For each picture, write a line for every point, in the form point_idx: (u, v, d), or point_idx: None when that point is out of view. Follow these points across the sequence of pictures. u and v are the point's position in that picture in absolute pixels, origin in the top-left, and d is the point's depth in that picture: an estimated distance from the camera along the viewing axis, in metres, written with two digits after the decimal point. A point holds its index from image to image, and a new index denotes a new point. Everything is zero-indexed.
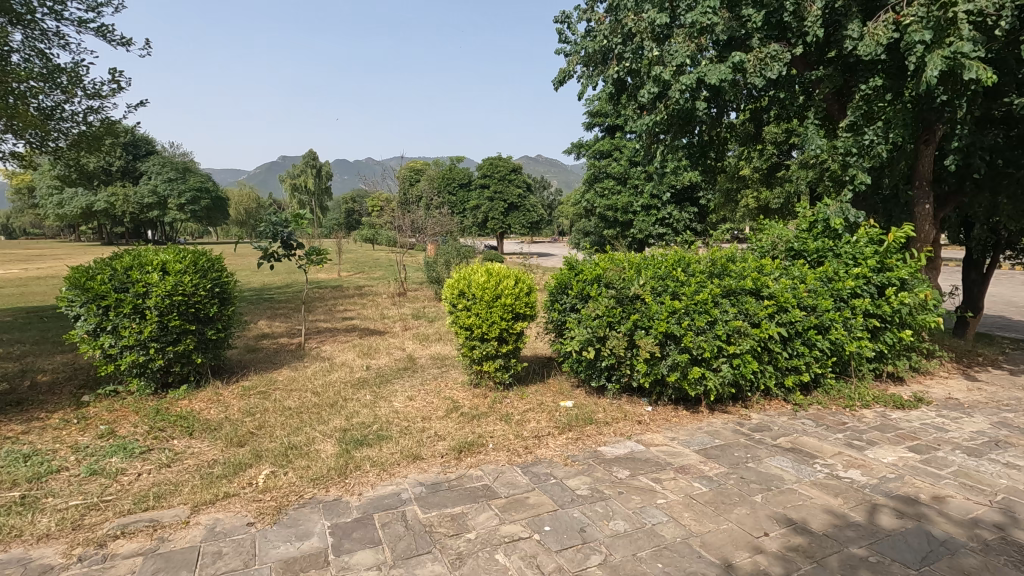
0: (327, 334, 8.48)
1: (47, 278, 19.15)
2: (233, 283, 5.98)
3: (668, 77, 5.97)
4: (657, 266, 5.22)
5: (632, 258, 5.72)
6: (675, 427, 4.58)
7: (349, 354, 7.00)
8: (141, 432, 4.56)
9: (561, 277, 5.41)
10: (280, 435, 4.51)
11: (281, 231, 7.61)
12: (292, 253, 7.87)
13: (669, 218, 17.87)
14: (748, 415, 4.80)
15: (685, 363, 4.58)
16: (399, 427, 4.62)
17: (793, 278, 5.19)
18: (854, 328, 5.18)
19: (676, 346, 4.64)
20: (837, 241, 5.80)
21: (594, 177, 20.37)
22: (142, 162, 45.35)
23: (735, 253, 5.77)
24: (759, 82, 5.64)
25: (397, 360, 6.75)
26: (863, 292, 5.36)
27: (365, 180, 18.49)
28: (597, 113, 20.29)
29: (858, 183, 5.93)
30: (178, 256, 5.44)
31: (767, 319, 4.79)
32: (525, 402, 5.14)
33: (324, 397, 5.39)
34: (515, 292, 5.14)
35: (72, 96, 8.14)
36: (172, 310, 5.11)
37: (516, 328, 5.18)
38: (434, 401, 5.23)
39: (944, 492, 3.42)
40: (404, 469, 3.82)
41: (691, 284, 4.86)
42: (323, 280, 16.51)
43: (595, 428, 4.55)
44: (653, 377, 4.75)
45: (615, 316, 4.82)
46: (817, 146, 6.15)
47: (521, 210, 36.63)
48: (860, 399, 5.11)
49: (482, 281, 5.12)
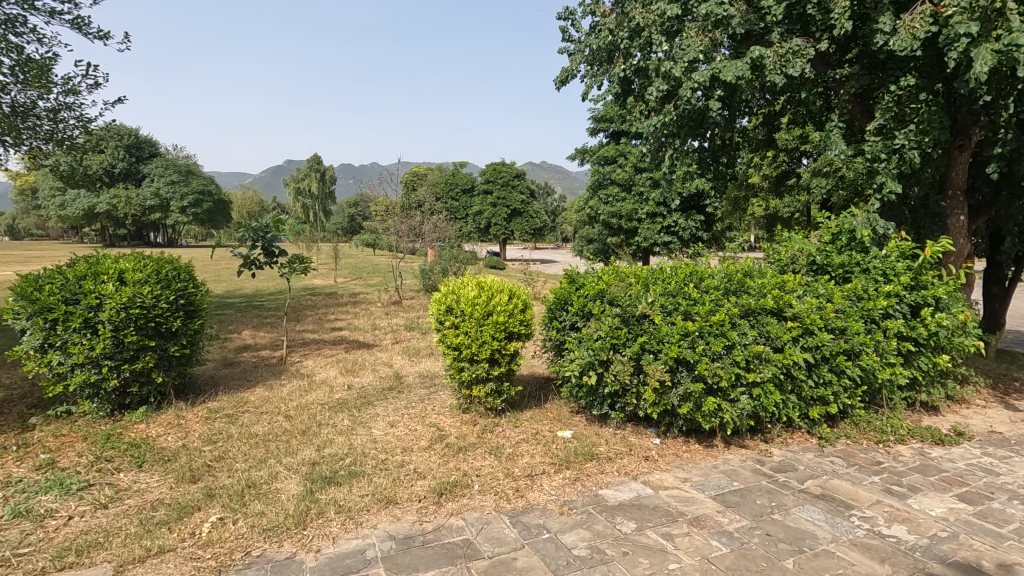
0: (313, 347, 7.97)
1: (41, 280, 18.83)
2: (203, 294, 5.49)
3: (679, 75, 5.46)
4: (666, 282, 4.73)
5: (638, 271, 5.23)
6: (687, 465, 4.04)
7: (331, 370, 6.50)
8: (85, 463, 4.05)
9: (561, 291, 4.92)
10: (240, 470, 3.99)
11: (263, 237, 7.13)
12: (275, 261, 7.38)
13: (675, 226, 17.22)
14: (769, 452, 4.26)
15: (699, 394, 4.04)
16: (375, 460, 4.10)
17: (818, 296, 4.67)
18: (887, 353, 4.64)
19: (689, 373, 4.10)
20: (864, 255, 5.27)
21: (597, 184, 19.89)
22: (144, 164, 45.14)
23: (751, 267, 5.27)
24: (780, 80, 5.12)
25: (383, 378, 6.23)
26: (896, 312, 4.83)
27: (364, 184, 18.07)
28: (602, 118, 19.86)
29: (887, 192, 5.42)
30: (139, 264, 4.96)
31: (791, 343, 4.27)
32: (519, 432, 4.61)
33: (297, 422, 4.88)
34: (508, 308, 4.63)
35: (46, 91, 7.70)
36: (129, 325, 4.62)
37: (509, 349, 4.66)
38: (417, 429, 4.71)
39: (1011, 559, 2.87)
40: (374, 517, 3.29)
41: (705, 302, 4.33)
42: (319, 287, 16.04)
43: (596, 465, 4.02)
44: (662, 408, 4.21)
45: (619, 338, 4.30)
46: (842, 151, 5.63)
47: (524, 216, 36.11)
48: (894, 433, 4.56)
49: (472, 296, 4.61)
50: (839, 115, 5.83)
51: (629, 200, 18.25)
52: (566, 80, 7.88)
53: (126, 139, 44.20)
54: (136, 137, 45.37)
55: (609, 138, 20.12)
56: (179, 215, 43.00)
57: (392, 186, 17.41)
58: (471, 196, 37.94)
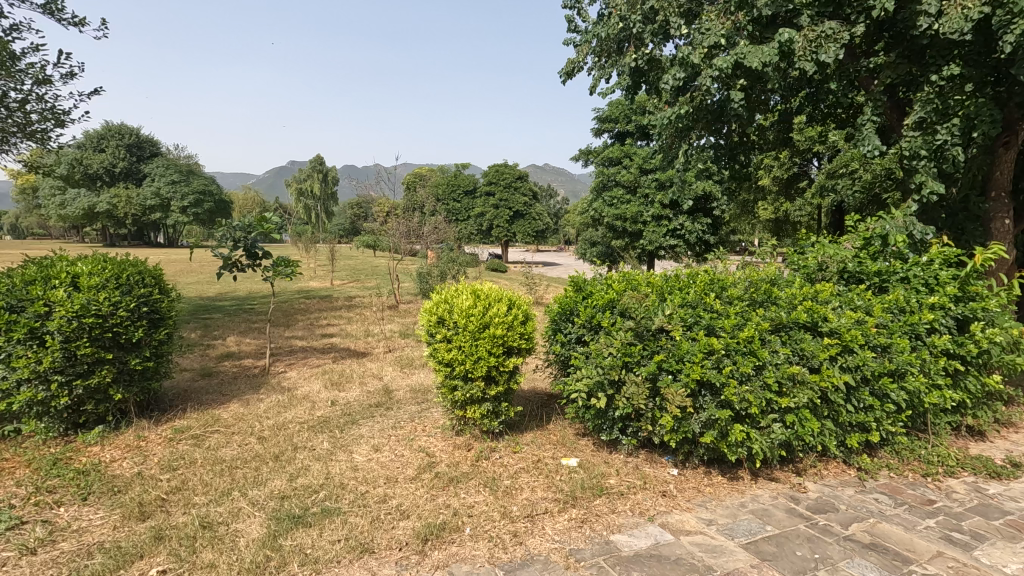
0: (299, 356, 7.47)
1: None
2: (171, 301, 4.99)
3: (698, 61, 4.95)
4: (684, 292, 4.23)
5: (651, 279, 4.74)
6: (711, 503, 3.52)
7: (316, 383, 5.97)
8: (21, 495, 3.54)
9: (566, 300, 4.44)
10: (198, 505, 3.47)
11: (246, 238, 6.64)
12: (258, 264, 6.87)
13: (680, 229, 16.83)
14: (803, 486, 3.74)
15: (725, 422, 3.52)
16: (353, 494, 3.59)
17: (856, 308, 4.16)
18: (934, 373, 4.11)
19: (713, 398, 3.58)
20: (901, 262, 4.75)
21: (601, 186, 19.29)
22: (144, 164, 44.76)
23: (777, 275, 4.77)
24: (811, 67, 4.61)
25: (371, 392, 5.70)
26: (941, 327, 4.31)
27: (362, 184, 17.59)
28: (606, 119, 19.37)
29: (926, 193, 4.90)
30: (98, 267, 4.47)
31: (829, 362, 3.75)
32: (518, 460, 4.10)
33: (271, 444, 4.37)
34: (507, 320, 4.12)
35: (16, 81, 7.21)
36: (81, 336, 4.12)
37: (508, 366, 4.15)
38: (404, 455, 4.20)
39: None
40: (344, 571, 2.78)
41: (731, 315, 3.82)
42: (314, 289, 15.56)
43: (606, 502, 3.50)
44: (681, 436, 3.70)
45: (633, 356, 3.80)
46: (876, 147, 5.12)
47: (526, 218, 35.55)
48: (942, 464, 4.03)
49: (466, 306, 4.11)
50: (871, 109, 5.30)
51: (634, 203, 17.70)
52: (572, 73, 7.37)
53: (126, 139, 43.87)
54: (136, 136, 45.05)
55: (614, 138, 19.58)
56: (179, 215, 42.57)
57: (390, 186, 16.93)
58: (473, 198, 37.42)
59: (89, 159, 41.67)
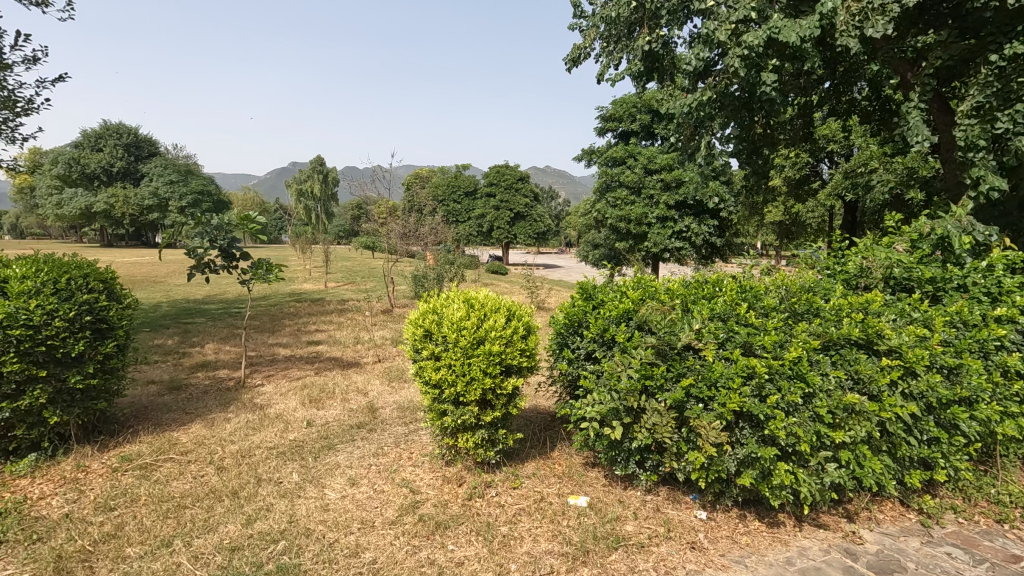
0: (280, 366, 6.87)
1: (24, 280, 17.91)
2: (124, 307, 4.38)
3: (725, 38, 4.34)
4: (711, 302, 3.64)
5: (670, 286, 4.17)
6: (751, 559, 2.89)
7: (292, 399, 5.36)
8: None
9: (573, 310, 3.87)
10: (129, 560, 2.86)
11: (222, 238, 5.86)
12: (235, 267, 6.10)
13: (686, 231, 16.31)
14: (859, 536, 3.11)
15: (768, 461, 2.91)
16: (318, 544, 2.99)
17: (913, 323, 3.56)
18: (1005, 399, 3.50)
19: (753, 432, 2.98)
20: (958, 268, 4.15)
21: (604, 187, 18.62)
22: (142, 164, 44.29)
23: (814, 282, 4.18)
24: (855, 43, 4.00)
25: (354, 411, 5.08)
26: (1011, 344, 3.70)
27: (358, 183, 16.99)
28: (609, 118, 18.71)
29: (985, 189, 4.29)
30: (33, 270, 3.87)
31: (888, 388, 3.15)
32: (517, 499, 3.49)
33: (231, 477, 3.77)
34: (506, 334, 3.51)
35: None
36: (8, 349, 3.52)
37: (506, 388, 3.54)
38: (385, 490, 3.60)
39: None
40: None
41: (772, 331, 3.22)
42: (307, 292, 14.98)
43: (624, 558, 2.88)
44: (712, 475, 3.09)
45: (655, 379, 3.20)
46: (925, 138, 4.52)
47: (527, 220, 34.95)
48: (1017, 507, 3.41)
49: (458, 318, 3.50)
50: (919, 94, 4.69)
51: (638, 203, 17.07)
52: (577, 61, 6.76)
53: (124, 139, 43.39)
54: (134, 136, 44.59)
55: (618, 138, 18.92)
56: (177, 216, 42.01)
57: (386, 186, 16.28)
58: (474, 199, 36.78)
59: (87, 159, 41.25)
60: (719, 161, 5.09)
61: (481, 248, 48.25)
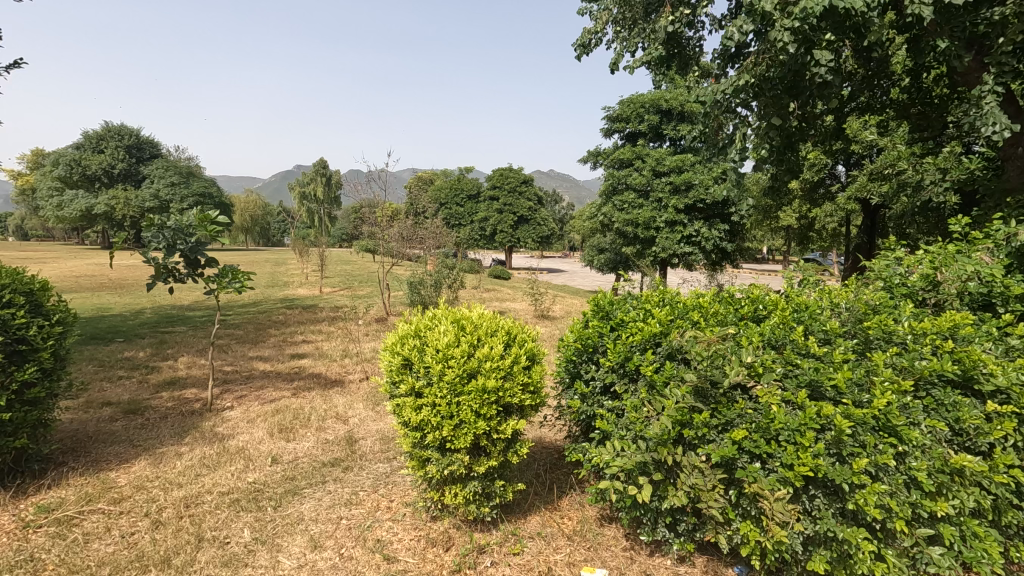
0: (255, 385, 6.17)
1: None
2: (53, 323, 3.70)
3: (769, 6, 3.63)
4: (759, 327, 2.95)
5: (702, 304, 3.49)
6: None
7: (260, 428, 4.66)
8: None
9: (587, 332, 3.19)
10: None
11: (183, 242, 5.10)
12: (200, 275, 5.38)
13: (696, 236, 15.63)
14: None
15: (851, 543, 2.18)
16: None
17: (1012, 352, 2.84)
18: None
19: (830, 502, 2.26)
20: None
21: (611, 189, 17.84)
22: (142, 165, 43.77)
23: (873, 297, 3.48)
24: (930, 11, 3.33)
25: (329, 443, 4.37)
26: None
27: (354, 185, 16.09)
28: (616, 118, 17.98)
29: None
30: None
31: (998, 441, 2.42)
32: (518, 571, 2.77)
33: (165, 537, 3.06)
34: (505, 364, 2.81)
35: None
36: None
37: (504, 432, 2.83)
38: (353, 558, 2.89)
39: None
40: None
41: (843, 365, 2.52)
42: (299, 298, 14.30)
43: None
44: (771, 555, 2.36)
45: (696, 426, 2.49)
46: (1003, 126, 3.81)
47: (531, 223, 34.23)
48: None
49: (447, 343, 2.81)
50: (994, 75, 3.98)
51: (646, 207, 16.25)
52: (586, 46, 6.08)
53: (125, 140, 42.88)
54: (136, 137, 44.29)
55: (625, 139, 18.12)
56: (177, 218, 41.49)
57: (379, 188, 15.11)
58: (476, 202, 36.05)
59: (87, 159, 40.72)
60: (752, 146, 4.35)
61: (483, 252, 47.43)
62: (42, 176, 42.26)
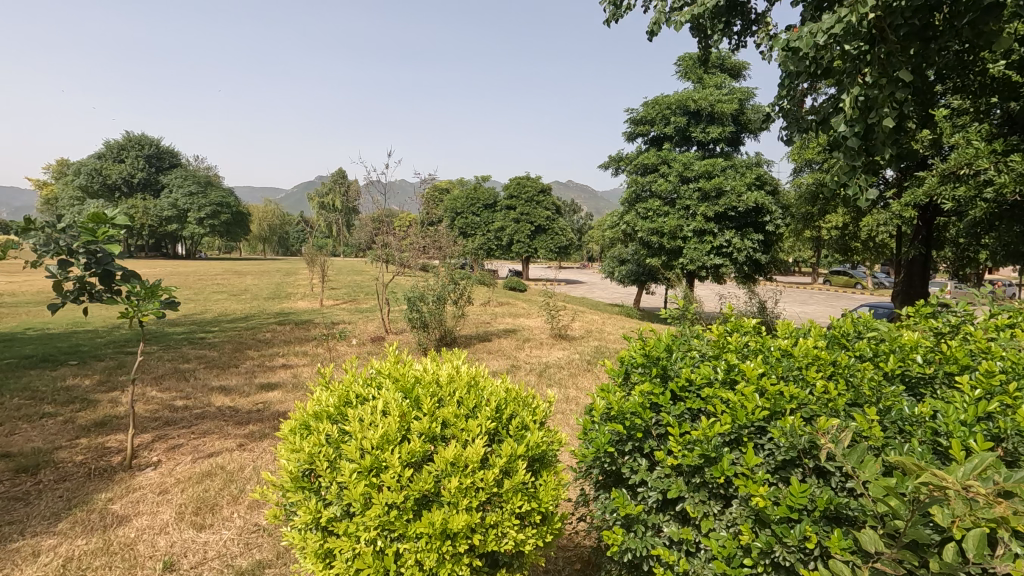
0: (198, 429, 4.92)
1: (12, 293, 16.63)
2: None
3: None
4: (951, 415, 1.61)
5: (824, 359, 2.15)
6: None
7: (174, 505, 3.40)
8: None
9: (633, 412, 1.89)
10: None
11: (84, 251, 3.82)
12: (116, 292, 4.11)
13: (727, 246, 14.16)
14: None
15: None
16: None
17: None
18: None
19: None
20: None
21: (634, 197, 16.47)
22: (162, 175, 43.82)
23: None
24: None
25: (256, 534, 3.11)
26: None
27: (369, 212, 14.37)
28: (640, 121, 16.61)
29: None
30: None
31: None
32: None
33: None
34: (487, 481, 1.57)
35: None
36: None
37: None
38: None
39: None
40: None
41: None
42: (296, 313, 13.15)
43: None
44: None
45: None
46: None
47: (549, 233, 32.92)
48: None
49: (381, 439, 1.58)
50: None
51: (672, 215, 14.85)
52: (618, 7, 4.78)
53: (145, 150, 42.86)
54: (157, 147, 44.39)
55: (650, 143, 16.76)
56: (195, 227, 41.10)
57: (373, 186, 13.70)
58: (493, 212, 34.96)
59: (108, 168, 40.68)
60: (870, 112, 2.96)
61: (499, 264, 46.36)
62: (64, 185, 42.41)
